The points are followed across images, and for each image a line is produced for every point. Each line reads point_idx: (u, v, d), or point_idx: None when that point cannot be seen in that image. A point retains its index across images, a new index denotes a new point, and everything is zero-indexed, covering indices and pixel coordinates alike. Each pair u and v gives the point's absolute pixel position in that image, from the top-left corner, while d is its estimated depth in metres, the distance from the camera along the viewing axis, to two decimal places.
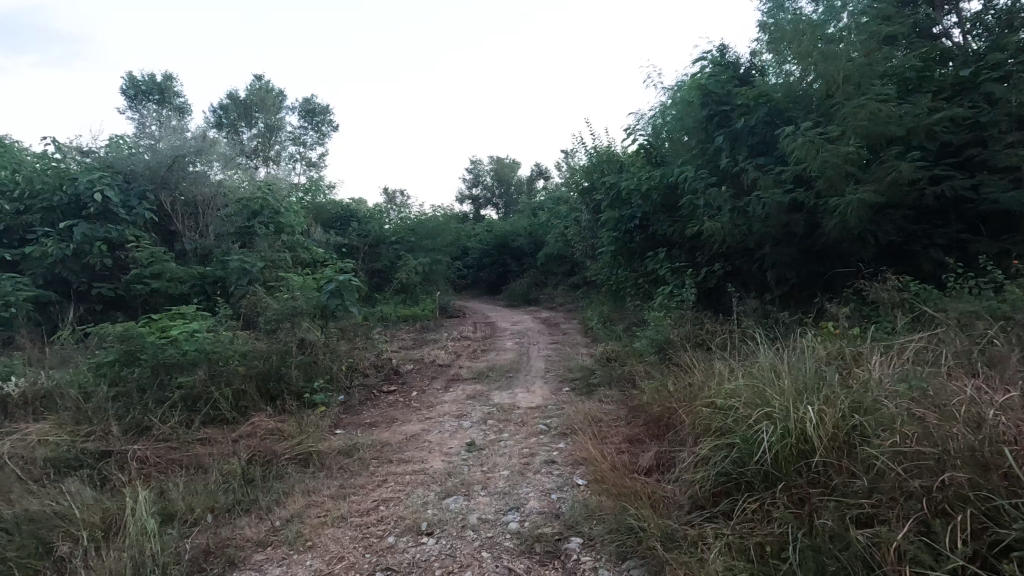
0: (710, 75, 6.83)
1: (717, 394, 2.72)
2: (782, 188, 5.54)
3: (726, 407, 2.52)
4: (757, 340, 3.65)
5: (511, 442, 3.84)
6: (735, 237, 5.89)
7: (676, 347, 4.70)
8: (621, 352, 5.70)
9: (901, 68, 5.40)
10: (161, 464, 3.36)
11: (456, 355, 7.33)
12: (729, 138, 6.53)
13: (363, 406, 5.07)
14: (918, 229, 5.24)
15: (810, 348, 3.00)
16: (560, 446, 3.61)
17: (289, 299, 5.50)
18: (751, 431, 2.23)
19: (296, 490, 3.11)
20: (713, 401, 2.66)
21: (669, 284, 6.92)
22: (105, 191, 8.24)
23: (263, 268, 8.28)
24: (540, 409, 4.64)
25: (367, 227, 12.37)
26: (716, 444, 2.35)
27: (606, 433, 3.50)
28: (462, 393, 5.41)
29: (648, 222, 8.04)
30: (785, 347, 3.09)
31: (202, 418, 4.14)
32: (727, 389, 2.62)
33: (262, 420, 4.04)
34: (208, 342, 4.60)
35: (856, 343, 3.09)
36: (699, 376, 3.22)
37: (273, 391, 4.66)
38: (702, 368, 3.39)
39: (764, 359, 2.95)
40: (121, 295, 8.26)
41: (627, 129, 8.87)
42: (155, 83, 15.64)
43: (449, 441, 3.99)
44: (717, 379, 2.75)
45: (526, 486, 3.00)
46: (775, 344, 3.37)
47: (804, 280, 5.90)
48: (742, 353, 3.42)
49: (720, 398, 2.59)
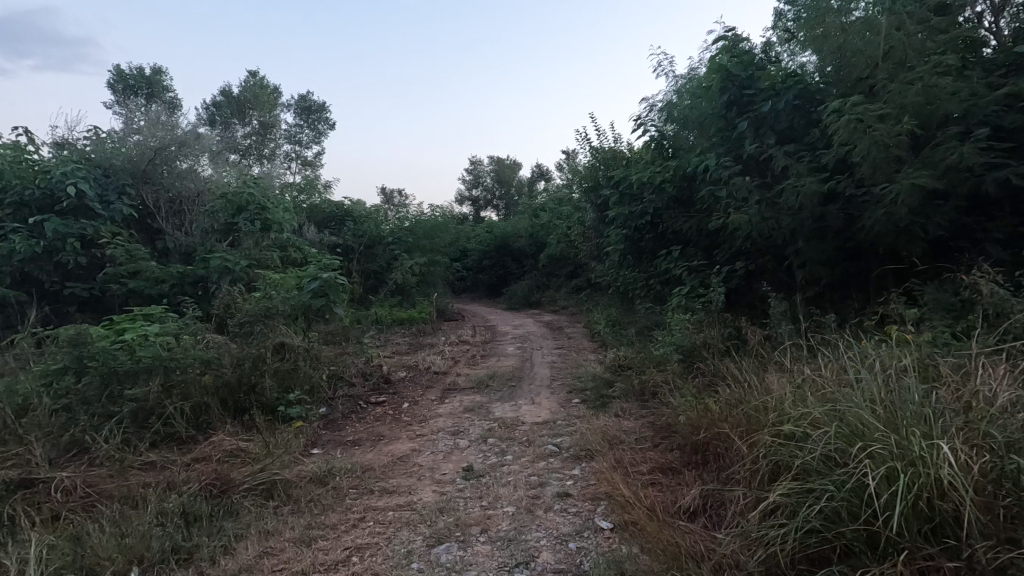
0: (729, 57, 6.22)
1: (782, 418, 2.15)
2: (818, 177, 4.96)
3: (803, 438, 1.94)
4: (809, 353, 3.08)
5: (516, 468, 3.25)
6: (763, 232, 5.31)
7: (705, 355, 4.13)
8: (640, 360, 5.11)
9: (949, 43, 4.80)
10: (93, 497, 2.77)
11: (454, 361, 6.73)
12: (753, 124, 5.95)
13: (347, 420, 4.47)
14: (971, 222, 4.61)
15: (883, 357, 2.45)
16: (574, 475, 3.02)
17: (264, 299, 4.90)
18: (854, 475, 1.65)
19: (252, 532, 2.52)
20: (780, 429, 2.07)
21: (686, 284, 6.34)
22: (79, 184, 7.66)
23: (247, 267, 7.60)
24: (548, 425, 4.05)
25: (363, 226, 11.75)
26: (798, 490, 1.76)
27: (632, 460, 2.91)
28: (459, 405, 4.81)
29: (661, 219, 7.46)
30: (854, 360, 2.53)
31: (154, 437, 3.55)
32: (801, 413, 2.02)
33: (224, 439, 3.45)
34: (166, 347, 3.99)
35: (937, 353, 2.56)
36: (747, 393, 2.64)
37: (242, 405, 4.08)
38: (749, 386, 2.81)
39: (836, 375, 2.38)
40: (96, 296, 7.67)
41: (637, 119, 8.30)
42: (144, 76, 15.08)
43: (443, 465, 3.40)
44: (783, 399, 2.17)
45: (536, 531, 2.42)
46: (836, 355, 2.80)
47: (837, 280, 5.33)
48: (796, 365, 2.84)
49: (794, 426, 1.99)
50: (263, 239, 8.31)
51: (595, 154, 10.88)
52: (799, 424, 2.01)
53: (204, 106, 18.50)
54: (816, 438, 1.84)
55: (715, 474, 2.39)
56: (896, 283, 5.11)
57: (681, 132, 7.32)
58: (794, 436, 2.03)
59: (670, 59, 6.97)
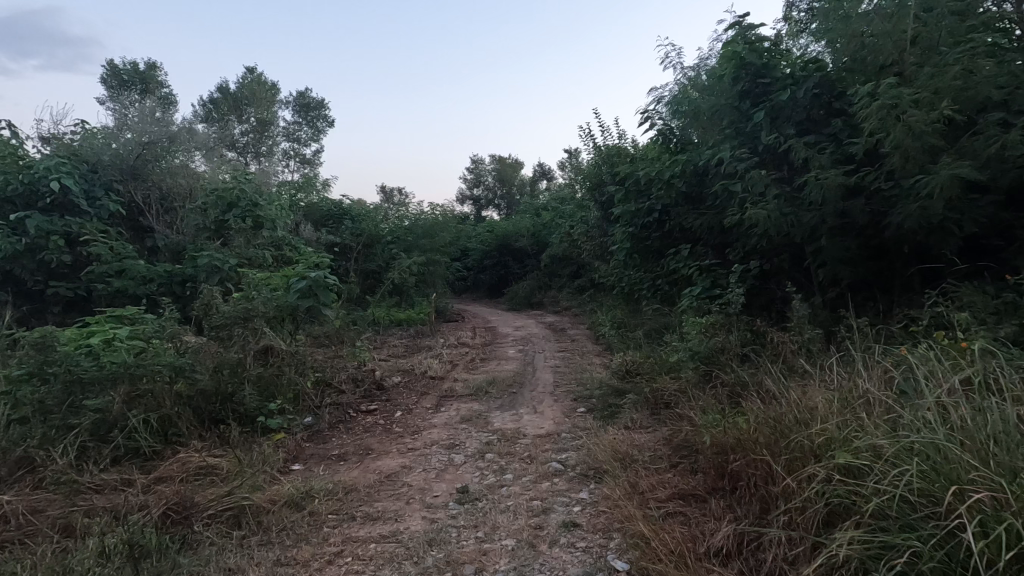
0: (742, 43, 5.81)
1: (834, 446, 1.88)
2: (842, 169, 4.60)
3: (868, 474, 1.67)
4: (840, 366, 2.81)
5: (516, 490, 2.91)
6: (782, 229, 4.96)
7: (722, 361, 3.81)
8: (651, 367, 4.78)
9: (982, 26, 4.45)
10: (34, 526, 2.43)
11: (452, 365, 6.38)
12: (769, 114, 5.58)
13: (334, 431, 4.13)
14: (1009, 218, 4.25)
15: (932, 370, 2.21)
16: (582, 499, 2.68)
17: (245, 301, 4.55)
18: (954, 531, 1.38)
19: (211, 571, 2.18)
20: (836, 461, 1.79)
21: (697, 284, 5.98)
22: (63, 180, 7.30)
23: (238, 266, 7.27)
24: (552, 439, 3.71)
25: (361, 224, 11.39)
26: (878, 545, 1.48)
27: (646, 483, 2.59)
28: (456, 414, 4.47)
29: (669, 216, 7.10)
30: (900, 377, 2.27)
31: (113, 454, 3.19)
32: (861, 444, 1.75)
33: (191, 456, 3.12)
34: (134, 353, 3.65)
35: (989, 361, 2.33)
36: (777, 408, 2.36)
37: (218, 415, 3.74)
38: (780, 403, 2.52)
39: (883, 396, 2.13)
40: (81, 296, 7.33)
41: (644, 112, 7.94)
42: (138, 71, 14.78)
43: (436, 485, 3.06)
44: (834, 425, 1.90)
45: (539, 572, 2.07)
46: (876, 369, 2.53)
47: (860, 280, 4.98)
48: (829, 380, 2.57)
49: (855, 459, 1.71)
50: (255, 237, 7.93)
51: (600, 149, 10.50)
52: (860, 456, 1.74)
53: (200, 103, 18.16)
54: (889, 478, 1.57)
55: (746, 506, 2.10)
56: (923, 284, 4.79)
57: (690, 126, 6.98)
58: (851, 469, 1.75)
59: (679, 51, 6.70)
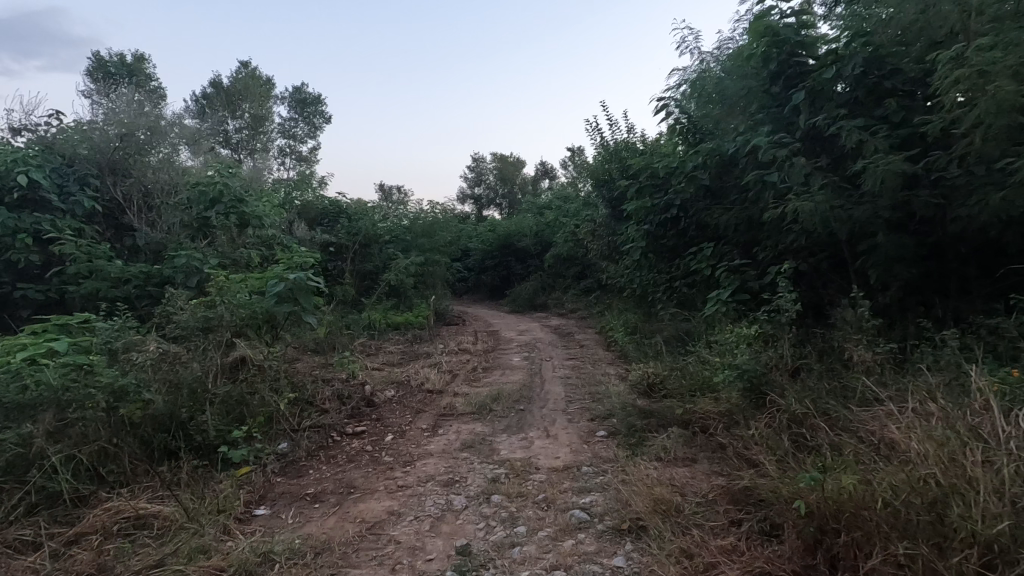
0: (776, 18, 5.20)
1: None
2: (903, 154, 3.98)
3: None
4: (938, 403, 2.36)
5: (532, 552, 2.28)
6: (828, 224, 4.35)
7: (773, 381, 3.23)
8: (681, 386, 4.15)
9: None
10: None
11: (451, 377, 5.74)
12: (808, 97, 4.96)
13: (313, 460, 3.51)
14: None
15: None
16: (618, 570, 2.07)
17: (211, 308, 3.93)
18: None
19: None
20: None
21: (724, 286, 5.36)
22: (32, 172, 6.67)
23: (219, 266, 6.62)
24: (571, 474, 3.08)
25: (357, 223, 10.75)
26: None
27: (705, 551, 2.04)
28: (456, 438, 3.85)
29: (689, 212, 6.47)
30: None
31: (27, 501, 2.54)
32: None
33: (123, 505, 2.51)
34: (64, 373, 3.03)
35: None
36: (895, 466, 1.86)
37: (170, 447, 3.10)
38: (887, 459, 2.04)
39: None
40: (52, 299, 6.70)
41: (660, 99, 7.33)
42: (125, 64, 14.12)
43: (431, 541, 2.43)
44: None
45: None
46: (994, 410, 2.08)
47: (915, 282, 4.40)
48: (936, 419, 2.11)
49: None
50: (240, 236, 7.29)
51: (610, 142, 9.87)
52: None
53: (192, 97, 17.48)
54: None
55: None
56: (982, 285, 4.26)
57: (710, 113, 6.39)
58: None
59: (696, 36, 6.48)
